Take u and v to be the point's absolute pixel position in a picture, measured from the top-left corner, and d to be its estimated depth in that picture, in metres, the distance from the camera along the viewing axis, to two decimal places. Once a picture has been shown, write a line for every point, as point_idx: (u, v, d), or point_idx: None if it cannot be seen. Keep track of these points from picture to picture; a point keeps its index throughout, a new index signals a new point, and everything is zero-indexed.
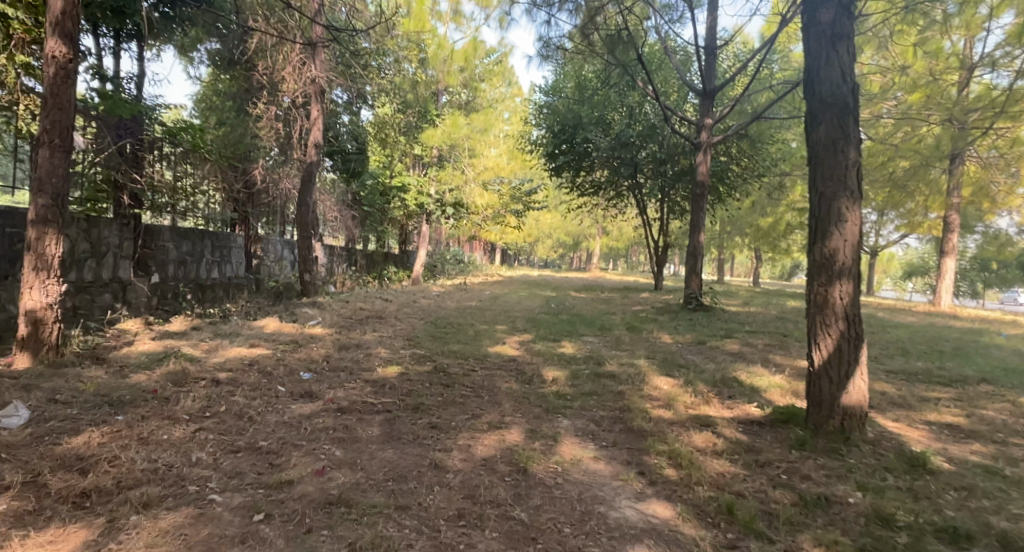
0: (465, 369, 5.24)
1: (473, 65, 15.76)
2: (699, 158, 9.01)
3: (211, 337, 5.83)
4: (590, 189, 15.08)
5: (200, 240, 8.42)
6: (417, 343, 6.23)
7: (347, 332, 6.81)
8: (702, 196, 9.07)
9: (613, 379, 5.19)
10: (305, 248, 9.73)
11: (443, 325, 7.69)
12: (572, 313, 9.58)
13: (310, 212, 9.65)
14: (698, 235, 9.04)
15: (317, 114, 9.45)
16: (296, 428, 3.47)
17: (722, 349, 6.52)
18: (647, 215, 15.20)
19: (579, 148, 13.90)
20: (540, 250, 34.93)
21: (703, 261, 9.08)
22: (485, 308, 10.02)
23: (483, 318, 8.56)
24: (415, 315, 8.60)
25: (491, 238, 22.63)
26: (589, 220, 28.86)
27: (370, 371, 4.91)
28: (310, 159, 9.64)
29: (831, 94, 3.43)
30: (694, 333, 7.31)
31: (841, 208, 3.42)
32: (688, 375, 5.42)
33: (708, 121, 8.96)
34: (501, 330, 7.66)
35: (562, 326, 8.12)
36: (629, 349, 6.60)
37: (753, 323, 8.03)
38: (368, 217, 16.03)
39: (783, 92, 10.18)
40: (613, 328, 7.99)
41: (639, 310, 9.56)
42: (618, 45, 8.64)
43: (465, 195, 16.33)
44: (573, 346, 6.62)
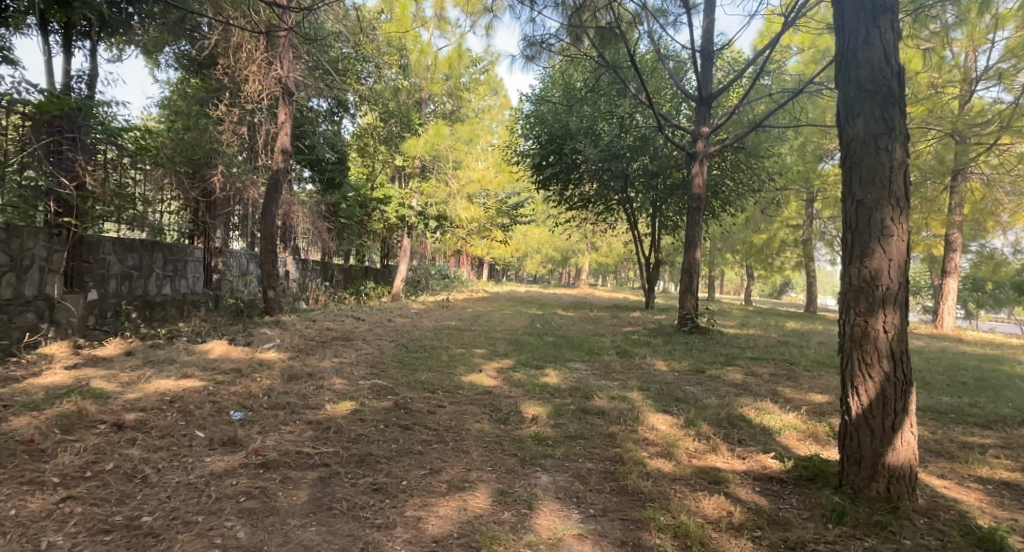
0: (430, 405, 4.50)
1: (458, 74, 15.22)
2: (695, 169, 8.38)
3: (139, 364, 5.04)
4: (579, 202, 14.45)
5: (149, 252, 7.65)
6: (380, 372, 5.48)
7: (303, 358, 6.03)
8: (699, 209, 8.44)
9: (601, 419, 4.47)
10: (270, 262, 8.97)
11: (415, 349, 6.94)
12: (558, 335, 8.86)
13: (275, 223, 8.93)
14: (694, 252, 8.40)
15: (284, 118, 8.79)
16: (199, 494, 2.72)
17: (724, 379, 5.83)
18: (637, 230, 14.59)
19: (568, 160, 13.29)
20: (528, 265, 34.23)
21: (700, 280, 8.41)
22: (464, 328, 9.30)
23: (460, 341, 7.81)
24: (386, 337, 7.84)
25: (477, 252, 21.91)
26: (578, 235, 28.29)
27: (315, 408, 4.16)
28: (277, 166, 8.96)
29: (871, 80, 2.84)
30: (691, 360, 6.61)
31: (885, 219, 2.80)
32: (689, 412, 4.71)
33: (705, 129, 8.35)
34: (479, 355, 6.93)
35: (546, 350, 7.39)
36: (619, 379, 5.88)
37: (754, 348, 7.35)
38: (345, 230, 15.12)
39: (783, 101, 9.63)
40: (603, 353, 7.27)
41: (630, 333, 8.85)
42: (610, 43, 8.02)
43: (447, 209, 15.55)
44: (557, 376, 5.89)
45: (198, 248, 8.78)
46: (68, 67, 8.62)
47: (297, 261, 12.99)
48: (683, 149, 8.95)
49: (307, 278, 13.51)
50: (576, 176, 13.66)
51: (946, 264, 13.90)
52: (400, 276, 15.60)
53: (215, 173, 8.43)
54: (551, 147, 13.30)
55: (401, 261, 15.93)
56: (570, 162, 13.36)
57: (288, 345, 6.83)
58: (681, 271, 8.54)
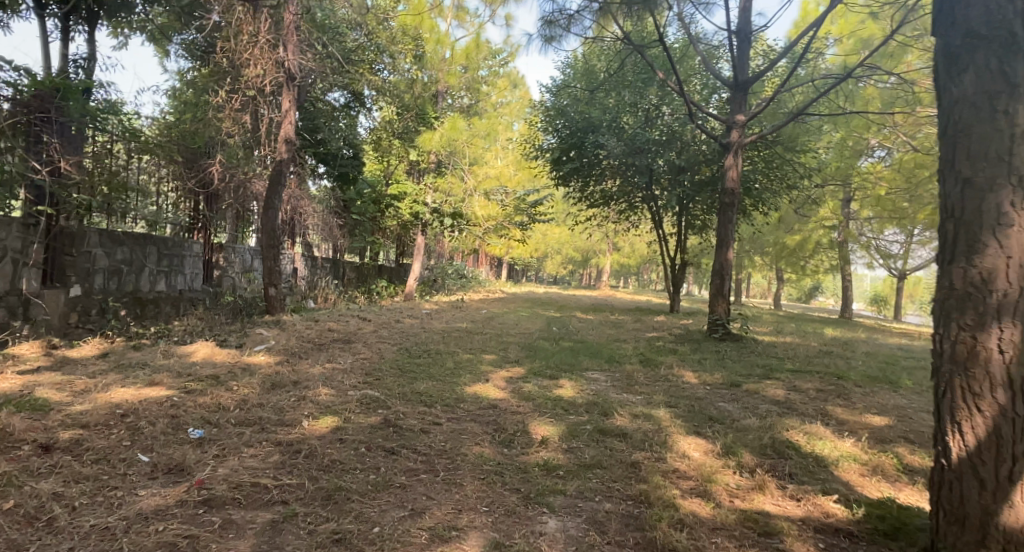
0: (422, 422, 3.90)
1: (476, 65, 14.63)
2: (728, 161, 7.67)
3: (106, 369, 4.54)
4: (600, 199, 13.79)
5: (141, 246, 7.24)
6: (374, 381, 4.89)
7: (293, 363, 5.49)
8: (734, 204, 7.69)
9: (624, 442, 3.82)
10: (272, 258, 8.50)
11: (418, 354, 6.35)
12: (576, 340, 8.20)
13: (278, 216, 8.46)
14: (726, 251, 7.68)
15: (288, 106, 8.38)
16: (111, 545, 2.15)
17: (763, 396, 5.11)
18: (662, 230, 13.86)
19: (591, 152, 12.58)
20: (547, 265, 33.55)
21: (732, 282, 7.69)
22: (475, 330, 8.71)
23: (469, 345, 7.20)
24: (390, 339, 7.28)
25: (495, 251, 21.30)
26: (600, 234, 27.53)
27: (289, 424, 3.58)
28: (280, 157, 8.47)
29: (986, 22, 2.17)
30: (724, 373, 5.90)
31: (1003, 202, 2.12)
32: (726, 436, 4.03)
33: (740, 117, 7.62)
34: (488, 362, 6.31)
35: (562, 358, 6.74)
36: (643, 393, 5.20)
37: (794, 358, 6.61)
38: (357, 226, 14.95)
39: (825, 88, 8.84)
40: (625, 362, 6.59)
41: (654, 339, 8.15)
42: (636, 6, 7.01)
43: (463, 206, 15.11)
44: (572, 388, 5.24)
45: (197, 242, 8.37)
46: (65, 52, 8.27)
47: (307, 258, 12.54)
48: (714, 139, 8.23)
49: (317, 276, 13.04)
50: (598, 171, 12.99)
51: None
52: (414, 275, 15.05)
53: (212, 161, 7.94)
54: (572, 140, 12.60)
55: (415, 259, 15.35)
56: (592, 157, 12.71)
57: (280, 347, 6.29)
58: (711, 272, 7.83)
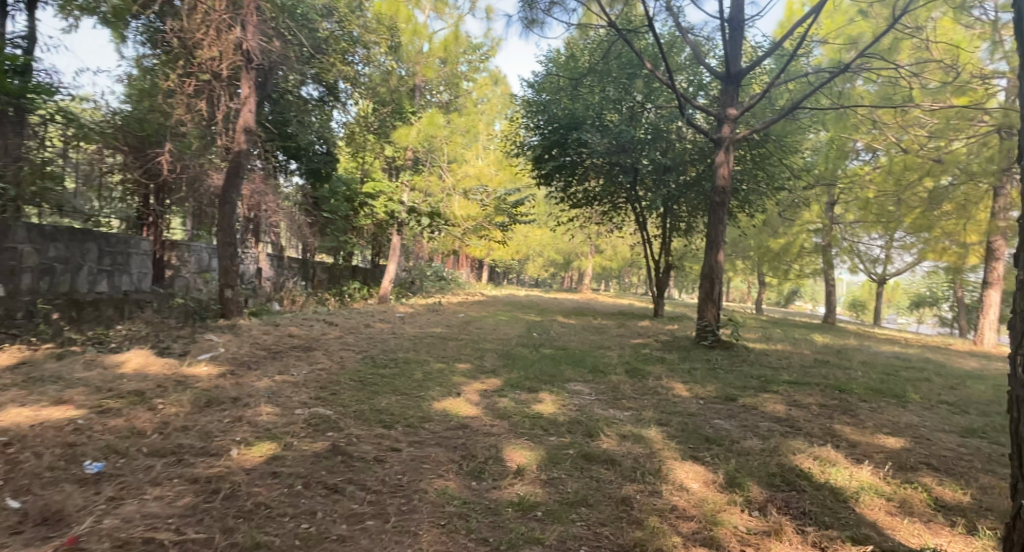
0: (377, 449, 3.33)
1: (455, 59, 14.09)
2: (719, 158, 7.23)
3: (11, 385, 3.89)
4: (583, 199, 13.32)
5: (79, 242, 6.58)
6: (327, 397, 4.30)
7: (239, 375, 4.87)
8: (725, 203, 7.25)
9: (611, 472, 3.29)
10: (228, 257, 7.84)
11: (384, 363, 5.77)
12: (557, 347, 7.67)
13: (235, 211, 7.82)
14: (717, 253, 7.22)
15: (248, 92, 7.76)
16: None
17: (762, 412, 4.63)
18: (647, 232, 13.43)
19: (574, 151, 12.13)
20: (529, 267, 33.02)
21: (722, 286, 7.24)
22: (450, 336, 8.13)
23: (441, 353, 6.63)
24: (354, 347, 6.68)
25: (475, 253, 20.70)
26: (581, 236, 27.10)
27: (214, 454, 2.98)
28: (238, 147, 7.85)
29: None
30: (718, 385, 5.41)
31: None
32: (727, 462, 3.53)
33: (732, 111, 7.19)
34: (461, 373, 5.75)
35: (543, 367, 6.20)
36: (631, 409, 4.68)
37: (790, 369, 6.15)
38: (328, 225, 14.32)
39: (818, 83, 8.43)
40: (611, 372, 6.08)
41: (640, 347, 7.65)
42: None
43: (442, 206, 14.43)
44: (552, 403, 4.70)
45: (146, 239, 7.66)
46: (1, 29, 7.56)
47: (272, 258, 11.83)
48: (704, 135, 7.79)
49: (284, 276, 12.33)
50: (582, 170, 12.52)
51: (983, 275, 13.13)
52: (388, 277, 14.37)
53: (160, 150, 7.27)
54: (555, 137, 12.11)
55: (390, 261, 14.67)
56: (576, 155, 12.23)
57: (229, 356, 5.66)
58: (699, 276, 7.37)
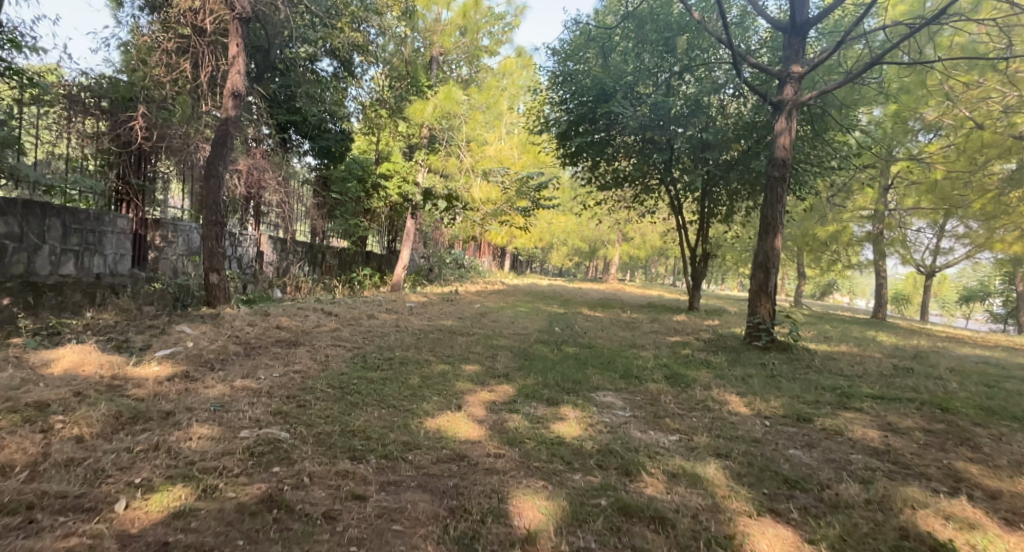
0: (333, 499, 2.39)
1: (475, 26, 13.00)
2: (778, 125, 6.07)
3: None
4: (612, 181, 12.22)
5: (36, 218, 5.80)
6: (291, 412, 3.38)
7: (191, 380, 3.98)
8: (786, 178, 6.08)
9: (662, 541, 2.30)
10: (212, 236, 7.02)
11: (376, 365, 4.82)
12: (582, 345, 6.65)
13: (221, 185, 7.01)
14: (774, 238, 6.10)
15: (236, 50, 6.91)
16: None
17: (851, 441, 3.57)
18: (681, 217, 12.26)
19: (603, 126, 11.02)
20: (553, 255, 31.84)
21: (778, 277, 6.13)
22: (461, 330, 7.17)
23: (447, 351, 5.68)
24: (347, 343, 5.76)
25: (496, 239, 19.68)
26: (609, 223, 25.88)
27: (86, 513, 2.08)
28: (225, 113, 7.02)
29: None
30: (785, 400, 4.33)
31: None
32: (824, 523, 2.51)
33: (797, 68, 6.01)
34: (466, 378, 4.77)
35: (566, 371, 5.19)
36: (678, 432, 3.65)
37: (868, 378, 5.04)
38: (338, 207, 13.48)
39: (902, 36, 7.11)
40: (647, 378, 5.05)
41: (679, 347, 6.58)
42: None
43: (458, 188, 13.28)
44: (576, 422, 3.71)
45: (126, 217, 6.83)
46: None
47: (276, 242, 11.02)
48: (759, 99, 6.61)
49: (290, 261, 11.54)
50: (611, 149, 11.41)
51: None
52: (401, 263, 13.47)
53: (134, 114, 6.63)
54: (582, 111, 11.01)
55: (404, 246, 13.74)
56: (606, 132, 11.11)
57: (194, 352, 4.79)
58: (752, 265, 6.28)
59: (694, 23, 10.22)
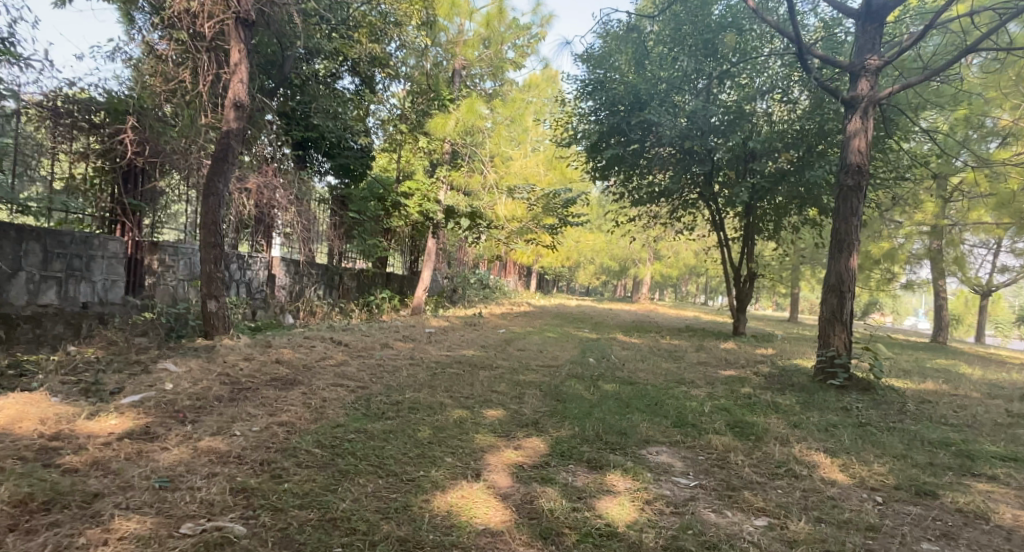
0: None
1: (499, 36, 12.34)
2: (852, 126, 5.18)
3: None
4: (646, 196, 11.40)
5: (11, 242, 5.33)
6: (260, 491, 2.62)
7: (148, 439, 3.24)
8: (863, 187, 5.18)
9: None
10: (211, 259, 6.42)
11: (381, 413, 4.04)
12: (621, 382, 5.78)
13: (220, 202, 6.44)
14: (850, 258, 5.19)
15: (238, 57, 6.45)
16: None
17: (1005, 532, 2.61)
18: (723, 235, 11.35)
19: (638, 137, 10.25)
20: (580, 274, 30.79)
21: (854, 303, 5.21)
22: (484, 363, 6.36)
23: (464, 392, 4.86)
24: (350, 381, 5.00)
25: (522, 257, 18.90)
26: (639, 241, 24.89)
27: None
28: (227, 126, 6.50)
29: None
30: (891, 462, 3.39)
31: None
32: None
33: (875, 59, 5.13)
34: (486, 428, 3.94)
35: (607, 417, 4.31)
36: (765, 515, 2.75)
37: (984, 429, 4.06)
38: (356, 227, 12.64)
39: (995, 21, 6.12)
40: (707, 428, 4.14)
41: (736, 384, 5.63)
42: None
43: (482, 206, 12.56)
44: (628, 499, 2.84)
45: (118, 239, 6.26)
46: None
47: (289, 264, 10.45)
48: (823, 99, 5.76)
49: (304, 284, 10.93)
50: (645, 162, 10.63)
51: None
52: (422, 285, 12.74)
53: (123, 126, 6.11)
54: (615, 121, 10.27)
55: (425, 267, 13.04)
56: (640, 144, 10.35)
57: (166, 398, 4.07)
58: (821, 288, 5.37)
59: (738, 23, 9.42)
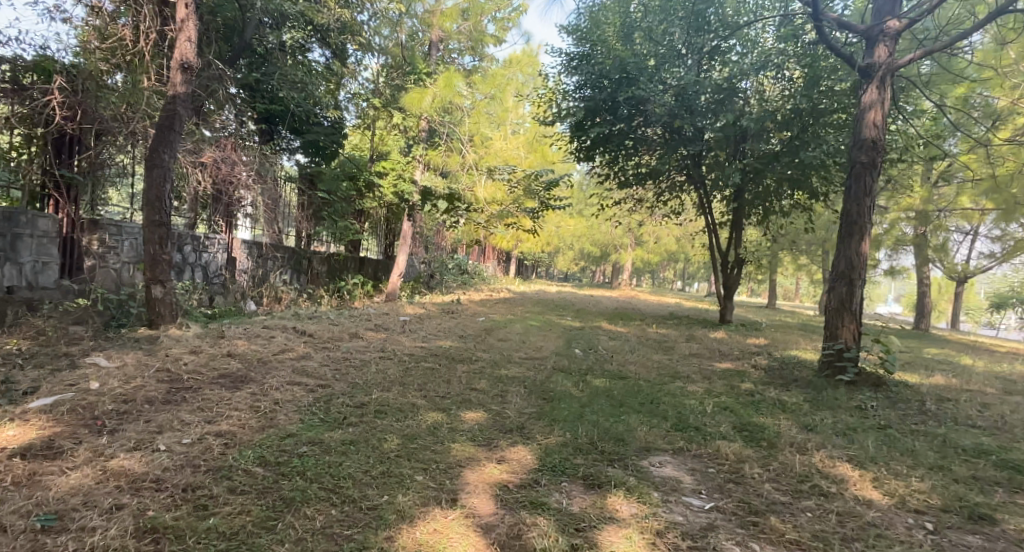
0: None
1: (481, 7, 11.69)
2: (867, 97, 4.75)
3: None
4: (633, 177, 10.92)
5: None
6: (174, 531, 2.07)
7: (49, 456, 2.65)
8: (878, 164, 4.74)
9: None
10: (155, 240, 5.75)
11: (341, 419, 3.48)
12: (611, 376, 5.30)
13: (166, 177, 5.76)
14: (863, 243, 4.77)
15: (185, 14, 5.82)
16: None
17: None
18: (711, 219, 10.93)
19: (625, 115, 9.75)
20: (560, 259, 30.28)
21: (865, 292, 4.80)
22: (462, 355, 5.82)
23: (440, 390, 4.33)
24: (310, 379, 4.43)
25: (501, 242, 18.34)
26: (620, 226, 24.47)
27: None
28: (172, 89, 5.81)
29: None
30: (929, 477, 2.96)
31: None
32: None
33: (894, 22, 4.70)
34: (463, 435, 3.42)
35: (600, 420, 3.82)
36: (800, 550, 2.27)
37: (1017, 433, 3.67)
38: (325, 209, 11.86)
39: None
40: (713, 432, 3.67)
41: (736, 378, 5.19)
42: None
43: (461, 188, 11.85)
44: (636, 531, 2.33)
45: (49, 217, 5.61)
46: None
47: (252, 246, 9.76)
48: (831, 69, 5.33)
49: (269, 268, 10.29)
50: (633, 142, 10.14)
51: None
52: (397, 270, 12.11)
53: (48, 87, 5.41)
54: (602, 97, 9.74)
55: (400, 251, 12.37)
56: (627, 122, 9.85)
57: (83, 401, 3.43)
58: (829, 276, 4.95)
59: None
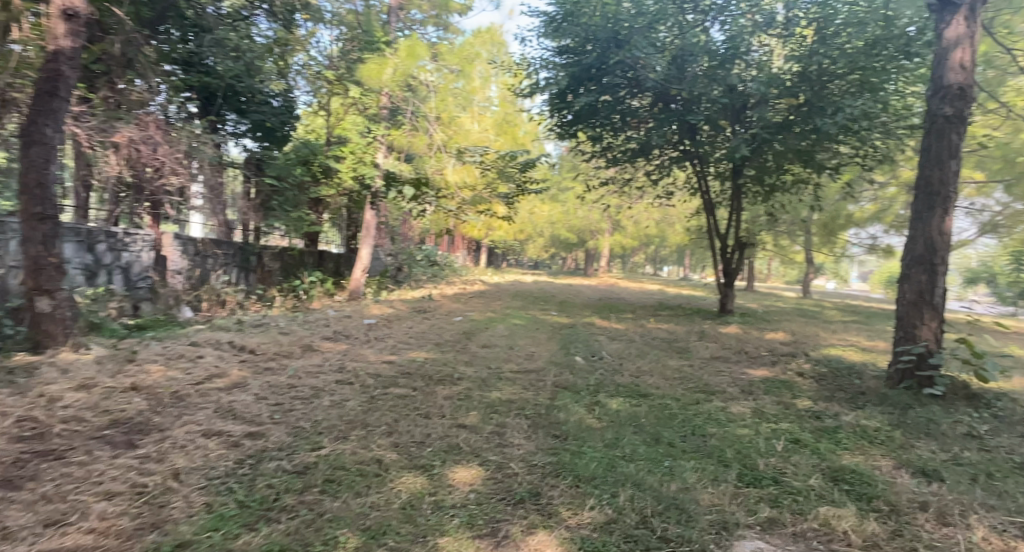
0: None
1: None
2: (951, 33, 3.93)
3: None
4: (621, 154, 9.90)
5: None
6: None
7: None
8: (966, 117, 3.88)
9: None
10: (39, 238, 4.42)
11: (270, 503, 2.31)
12: (630, 395, 4.24)
13: (49, 157, 4.44)
14: (949, 217, 3.84)
15: None
16: None
17: None
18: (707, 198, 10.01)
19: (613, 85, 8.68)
20: (533, 246, 29.17)
21: (950, 278, 3.88)
22: (442, 372, 4.68)
23: (416, 434, 3.18)
24: (236, 423, 3.23)
25: (473, 231, 17.09)
26: (597, 210, 23.49)
27: None
28: (54, 41, 4.45)
29: None
30: None
31: None
32: None
33: None
34: (457, 519, 2.29)
35: (644, 474, 2.74)
36: None
37: None
38: (275, 198, 10.44)
39: None
40: (803, 488, 2.61)
41: (785, 391, 4.18)
42: None
43: (429, 172, 10.51)
44: None
45: None
46: None
47: (186, 243, 8.39)
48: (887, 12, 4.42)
49: (209, 267, 8.91)
50: (621, 115, 9.12)
51: None
52: (360, 265, 10.83)
53: None
54: (585, 64, 8.63)
55: (363, 243, 11.04)
56: (614, 93, 8.80)
57: None
58: (903, 260, 4.00)
59: None
